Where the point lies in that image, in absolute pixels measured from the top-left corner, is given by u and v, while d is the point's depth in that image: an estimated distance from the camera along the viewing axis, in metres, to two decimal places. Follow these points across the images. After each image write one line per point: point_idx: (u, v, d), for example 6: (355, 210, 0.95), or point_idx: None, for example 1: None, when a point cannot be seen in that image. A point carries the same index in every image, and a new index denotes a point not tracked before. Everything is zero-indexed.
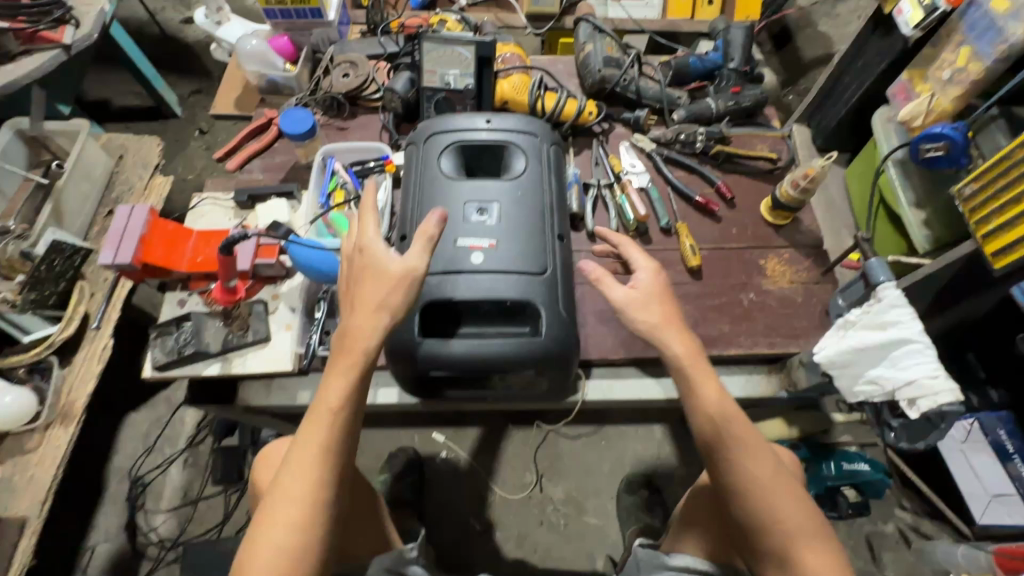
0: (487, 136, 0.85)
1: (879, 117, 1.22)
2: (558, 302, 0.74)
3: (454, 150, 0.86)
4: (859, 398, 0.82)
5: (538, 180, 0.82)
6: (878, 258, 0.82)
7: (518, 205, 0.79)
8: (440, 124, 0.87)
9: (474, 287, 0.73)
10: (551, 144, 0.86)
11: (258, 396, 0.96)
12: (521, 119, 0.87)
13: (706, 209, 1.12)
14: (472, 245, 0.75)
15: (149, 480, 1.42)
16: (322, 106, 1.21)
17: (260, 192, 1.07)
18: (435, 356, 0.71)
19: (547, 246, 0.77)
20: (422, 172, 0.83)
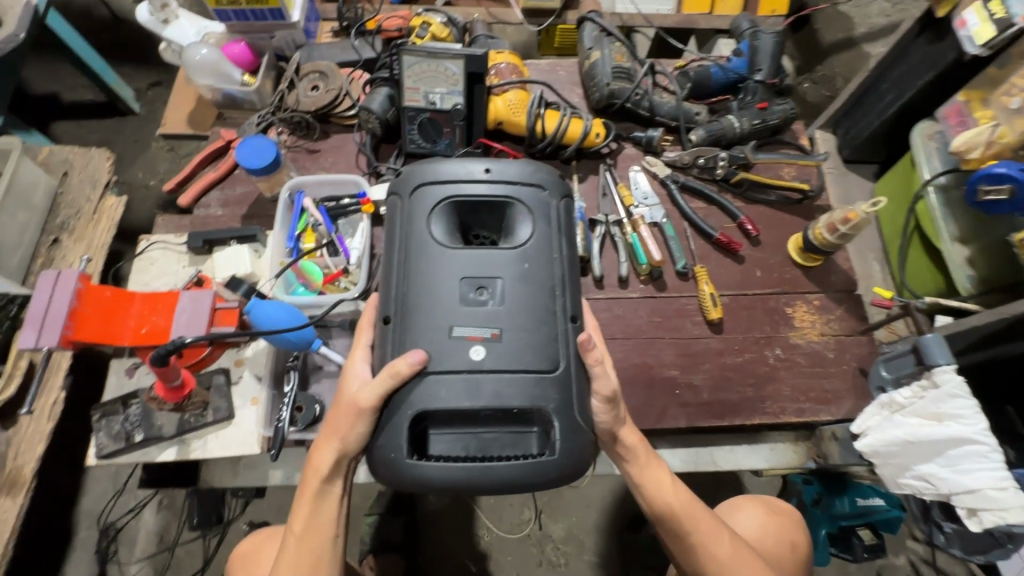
0: (486, 188, 0.70)
1: (920, 135, 1.08)
2: (573, 406, 0.63)
3: (445, 204, 0.71)
4: (905, 491, 0.72)
5: (549, 247, 0.68)
6: (936, 336, 0.69)
7: (525, 282, 0.66)
8: (428, 171, 0.71)
9: (474, 391, 0.61)
10: (562, 197, 0.72)
11: (223, 477, 0.85)
12: (526, 166, 0.72)
13: (727, 248, 0.99)
14: (471, 337, 0.63)
15: (121, 526, 1.32)
16: (289, 125, 1.05)
17: (216, 236, 0.92)
18: (427, 481, 0.59)
19: (560, 334, 0.65)
20: (409, 236, 0.68)
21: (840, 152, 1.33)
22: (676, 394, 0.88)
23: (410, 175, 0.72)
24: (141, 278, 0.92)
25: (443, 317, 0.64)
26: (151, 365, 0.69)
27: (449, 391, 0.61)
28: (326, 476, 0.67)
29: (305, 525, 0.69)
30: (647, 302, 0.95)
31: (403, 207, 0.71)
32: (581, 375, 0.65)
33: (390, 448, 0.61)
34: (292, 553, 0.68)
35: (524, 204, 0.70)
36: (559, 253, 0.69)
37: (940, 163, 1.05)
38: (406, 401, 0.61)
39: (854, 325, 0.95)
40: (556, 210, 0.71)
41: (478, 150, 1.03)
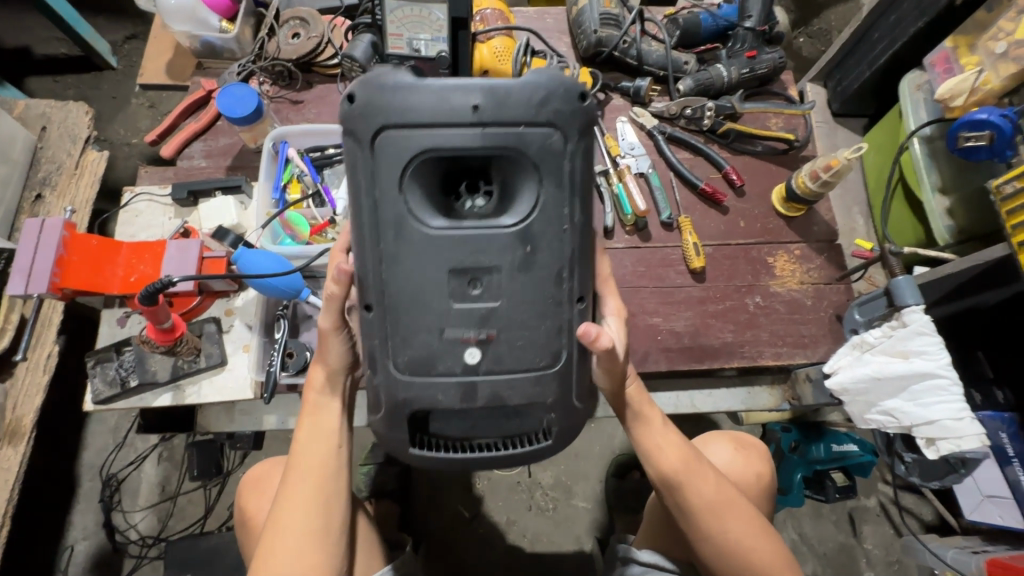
0: (479, 138, 0.55)
1: (908, 83, 1.07)
2: (572, 397, 0.63)
3: (425, 160, 0.57)
4: (870, 426, 0.76)
5: (557, 220, 0.58)
6: (906, 277, 0.72)
7: (524, 270, 0.59)
8: (398, 114, 0.55)
9: (468, 393, 0.60)
10: (576, 143, 0.57)
11: (219, 421, 0.87)
12: (532, 100, 0.55)
13: (712, 199, 1.00)
14: (464, 339, 0.59)
15: (124, 477, 1.37)
16: (270, 74, 1.03)
17: (201, 187, 0.92)
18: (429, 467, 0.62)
19: (561, 327, 0.61)
20: (380, 207, 0.57)
21: (830, 105, 1.32)
22: (658, 340, 0.91)
23: (372, 116, 0.55)
24: (127, 230, 0.92)
25: (434, 316, 0.59)
26: (139, 300, 0.70)
27: (445, 393, 0.60)
28: (320, 392, 0.73)
29: (310, 445, 0.72)
30: (632, 252, 0.96)
31: (370, 167, 0.56)
32: (583, 366, 0.63)
33: (391, 440, 0.62)
34: (294, 483, 0.70)
35: (526, 157, 0.56)
36: (569, 223, 0.59)
37: (926, 113, 1.05)
38: (401, 401, 0.60)
39: (833, 273, 0.97)
40: (569, 161, 0.57)
41: None
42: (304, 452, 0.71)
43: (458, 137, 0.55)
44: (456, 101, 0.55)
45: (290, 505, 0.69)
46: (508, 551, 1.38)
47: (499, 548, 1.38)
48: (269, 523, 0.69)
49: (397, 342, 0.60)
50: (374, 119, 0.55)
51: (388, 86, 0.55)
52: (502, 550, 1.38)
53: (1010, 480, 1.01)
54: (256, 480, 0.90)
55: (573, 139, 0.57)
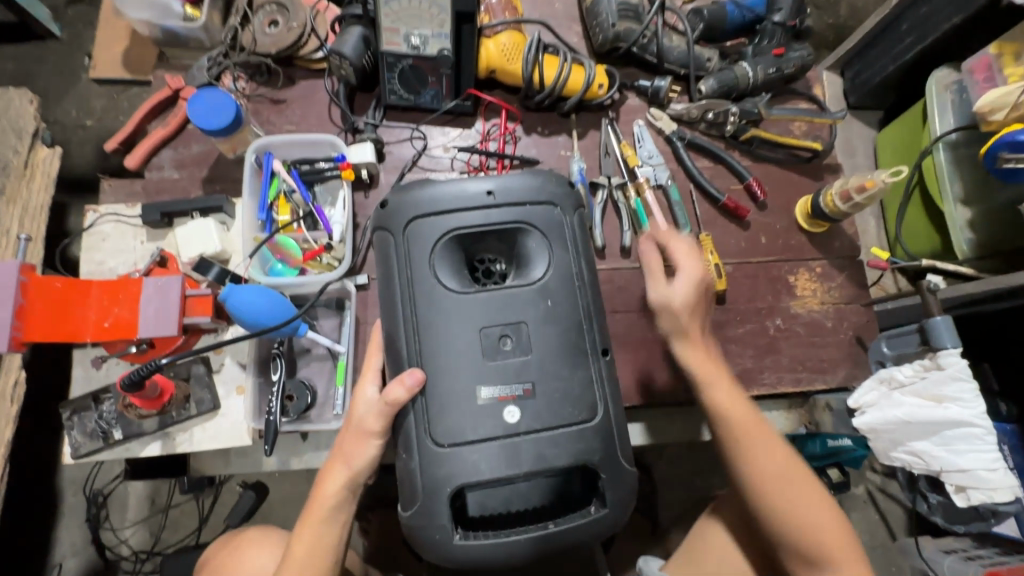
0: (493, 215, 0.63)
1: (937, 83, 1.01)
2: (618, 454, 0.61)
3: (447, 239, 0.63)
4: (893, 463, 0.75)
5: (570, 276, 0.63)
6: (945, 319, 0.69)
7: (550, 321, 0.61)
8: (421, 201, 0.63)
9: (515, 457, 0.58)
10: (574, 213, 0.65)
11: (215, 465, 0.81)
12: (532, 182, 0.64)
13: (734, 213, 0.94)
14: (502, 398, 0.59)
15: (110, 492, 1.31)
16: (247, 69, 0.91)
17: (175, 207, 0.81)
18: (478, 556, 0.58)
19: (592, 379, 0.61)
20: (413, 282, 0.62)
21: (847, 97, 1.25)
22: (677, 367, 0.88)
23: (399, 208, 0.64)
24: (93, 257, 0.81)
25: (467, 379, 0.59)
26: (124, 390, 0.67)
27: (488, 459, 0.58)
28: (331, 508, 0.65)
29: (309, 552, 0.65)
30: (650, 273, 0.91)
31: (402, 249, 0.63)
32: (621, 417, 0.62)
33: (433, 523, 0.58)
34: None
35: (535, 227, 0.64)
36: (581, 279, 0.64)
37: (954, 117, 1.00)
38: (444, 477, 0.58)
39: (854, 292, 0.94)
40: (571, 227, 0.65)
41: (468, 102, 0.92)
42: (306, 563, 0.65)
43: (475, 216, 0.63)
44: (471, 187, 0.64)
45: None
46: None
47: None
48: None
49: (434, 411, 0.59)
50: (403, 210, 0.64)
51: (411, 184, 0.66)
52: None
53: None
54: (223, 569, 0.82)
55: (571, 209, 0.66)
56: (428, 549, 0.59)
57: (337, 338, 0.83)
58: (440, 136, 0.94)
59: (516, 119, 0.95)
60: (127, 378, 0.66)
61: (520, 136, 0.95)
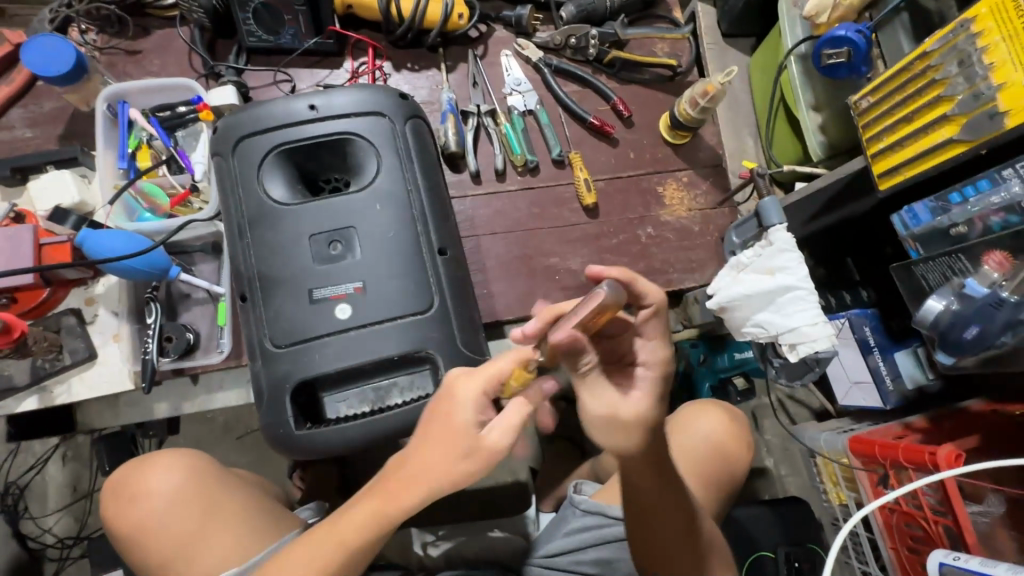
0: (318, 128, 0.67)
1: (783, 2, 1.08)
2: (460, 344, 0.66)
3: (277, 154, 0.68)
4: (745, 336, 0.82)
5: (398, 181, 0.67)
6: (771, 199, 0.79)
7: (378, 223, 0.66)
8: (248, 121, 0.67)
9: (356, 348, 0.63)
10: (404, 121, 0.69)
11: (104, 416, 0.83)
12: (356, 96, 0.68)
13: (602, 131, 0.99)
14: (335, 296, 0.64)
15: (26, 482, 1.28)
16: (94, 20, 0.88)
17: (28, 161, 0.80)
18: (321, 443, 0.63)
19: (428, 275, 0.66)
20: (244, 200, 0.66)
21: (720, 25, 1.32)
22: (557, 280, 0.93)
23: (226, 129, 0.68)
24: None
25: (301, 281, 0.64)
26: None
27: (325, 353, 0.63)
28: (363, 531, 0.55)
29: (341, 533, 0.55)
30: (526, 194, 0.95)
31: (232, 169, 0.67)
32: (462, 308, 0.67)
33: (279, 421, 0.63)
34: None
35: (363, 137, 0.68)
36: (411, 184, 0.68)
37: (801, 31, 1.07)
38: (285, 374, 0.63)
39: (717, 197, 1.01)
40: (401, 137, 0.69)
41: (331, 41, 0.92)
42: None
43: (302, 129, 0.67)
44: (295, 106, 0.67)
45: None
46: None
47: None
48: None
49: (273, 317, 0.64)
50: (231, 132, 0.67)
51: (243, 107, 0.69)
52: None
53: (871, 368, 1.10)
54: (116, 488, 0.74)
55: (401, 118, 0.69)
56: (279, 446, 0.63)
57: (216, 280, 0.84)
58: (308, 78, 0.94)
59: (383, 56, 0.97)
60: None
61: (389, 72, 0.96)
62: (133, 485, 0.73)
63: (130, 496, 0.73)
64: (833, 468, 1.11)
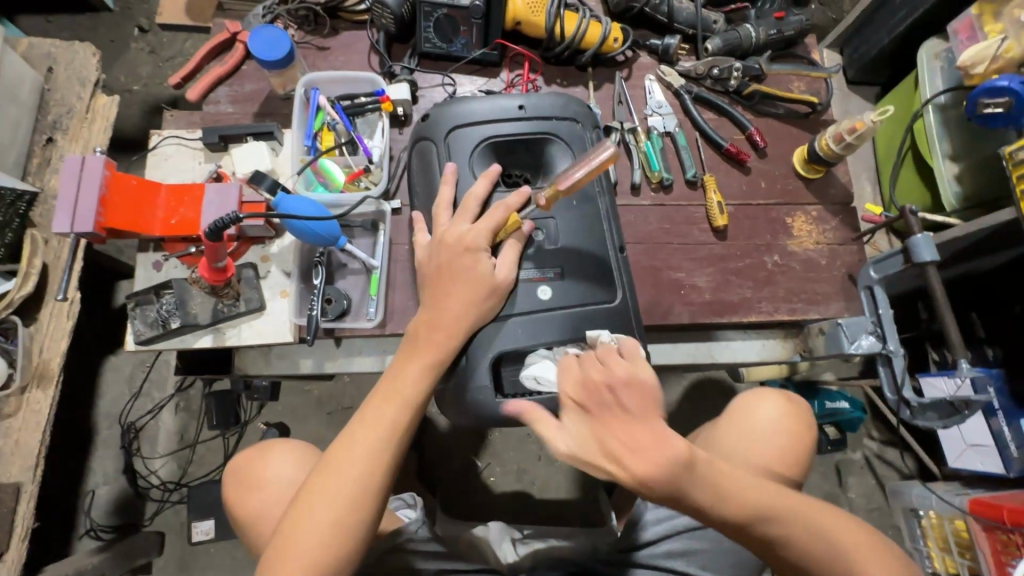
0: (523, 127, 0.78)
1: (927, 52, 1.09)
2: (631, 333, 0.75)
3: (486, 147, 0.79)
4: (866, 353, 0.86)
5: (590, 182, 0.79)
6: (924, 236, 0.80)
7: (573, 219, 0.77)
8: (464, 116, 0.78)
9: (548, 326, 0.73)
10: (593, 128, 0.80)
11: (256, 364, 0.91)
12: (557, 103, 0.79)
13: (736, 158, 1.02)
14: (535, 279, 0.74)
15: (141, 425, 1.39)
16: (296, 19, 1.01)
17: (233, 131, 0.91)
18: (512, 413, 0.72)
19: (613, 270, 0.76)
20: (458, 182, 0.77)
21: (846, 71, 1.34)
22: (682, 295, 0.95)
23: (443, 121, 0.79)
24: (157, 174, 0.91)
25: None
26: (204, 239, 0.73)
27: (523, 328, 0.73)
28: (414, 391, 0.68)
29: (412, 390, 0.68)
30: (657, 209, 0.99)
31: (448, 156, 0.78)
32: (636, 301, 0.77)
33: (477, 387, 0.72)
34: (345, 446, 0.65)
35: (560, 139, 0.79)
36: (599, 187, 0.79)
37: (942, 82, 1.08)
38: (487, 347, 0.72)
39: (847, 234, 1.01)
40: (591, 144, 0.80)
41: (495, 52, 1.01)
42: (347, 490, 0.63)
43: (509, 127, 0.79)
44: (505, 106, 0.79)
45: (334, 477, 0.64)
46: (518, 498, 1.43)
47: (509, 496, 1.42)
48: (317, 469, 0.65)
49: None
50: (448, 125, 0.78)
51: (454, 103, 0.81)
52: (512, 498, 1.42)
53: (993, 431, 1.07)
54: (244, 475, 0.82)
55: (591, 125, 0.81)
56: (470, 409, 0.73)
57: (371, 254, 0.91)
58: (468, 83, 1.03)
59: (537, 70, 1.04)
60: (211, 223, 0.72)
61: (540, 85, 1.04)
62: (255, 471, 0.82)
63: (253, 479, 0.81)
64: (944, 528, 1.07)
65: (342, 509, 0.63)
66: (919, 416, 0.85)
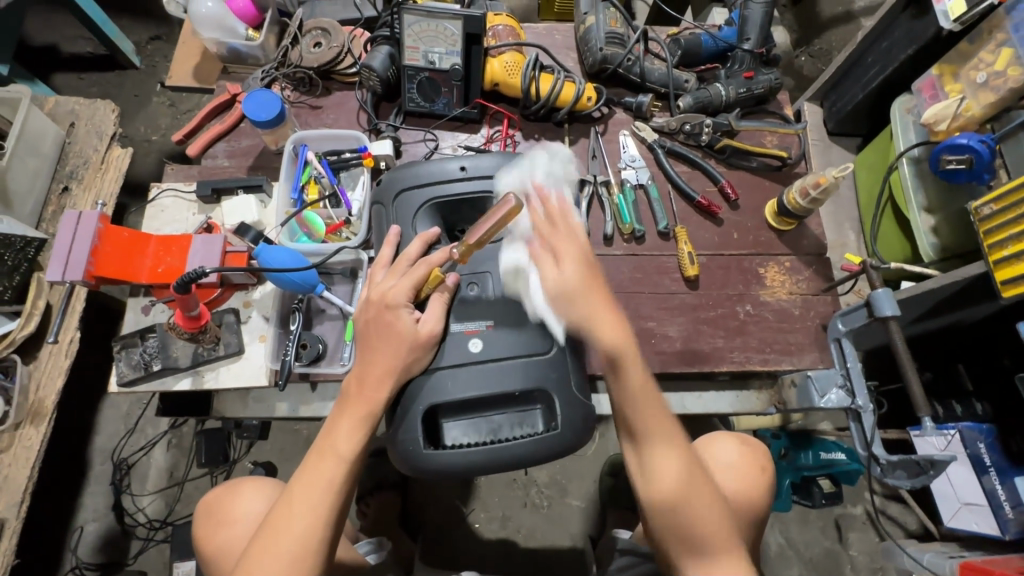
0: (467, 186, 0.82)
1: (899, 107, 1.12)
2: (569, 384, 0.75)
3: (432, 204, 0.83)
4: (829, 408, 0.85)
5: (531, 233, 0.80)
6: (885, 290, 0.80)
7: (511, 270, 0.78)
8: (411, 177, 0.82)
9: (474, 379, 0.72)
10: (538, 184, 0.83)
11: (234, 407, 0.93)
12: (501, 162, 0.83)
13: (707, 211, 1.05)
14: (468, 331, 0.74)
15: (133, 462, 1.42)
16: (292, 81, 1.09)
17: (225, 184, 0.97)
18: (442, 464, 0.73)
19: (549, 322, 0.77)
20: (405, 239, 0.81)
21: (826, 124, 1.38)
22: (653, 343, 0.96)
23: (393, 182, 0.83)
24: (153, 224, 0.97)
25: None
26: (174, 291, 0.76)
27: (454, 381, 0.73)
28: (352, 447, 0.69)
29: (351, 447, 0.69)
30: (630, 259, 1.02)
31: (396, 215, 0.83)
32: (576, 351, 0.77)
33: (411, 440, 0.73)
34: (289, 501, 0.67)
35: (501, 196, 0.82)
36: None
37: (915, 136, 1.10)
38: (416, 398, 0.73)
39: (821, 284, 1.02)
40: None
41: (475, 110, 1.07)
42: (289, 549, 0.65)
43: (454, 185, 0.82)
44: (449, 166, 0.82)
45: (273, 539, 0.65)
46: (503, 546, 1.40)
47: (494, 544, 1.40)
48: (263, 529, 0.67)
49: None
50: (395, 186, 0.83)
51: (406, 164, 0.85)
52: (497, 546, 1.40)
53: (986, 490, 1.02)
54: (209, 512, 0.84)
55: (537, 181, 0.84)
56: (407, 460, 0.74)
57: (348, 301, 0.94)
58: (450, 139, 1.08)
59: (516, 126, 1.10)
60: (182, 275, 0.76)
61: (519, 140, 1.09)
62: (224, 509, 0.83)
63: (218, 519, 0.83)
64: None
65: (288, 568, 0.64)
66: (888, 473, 0.79)
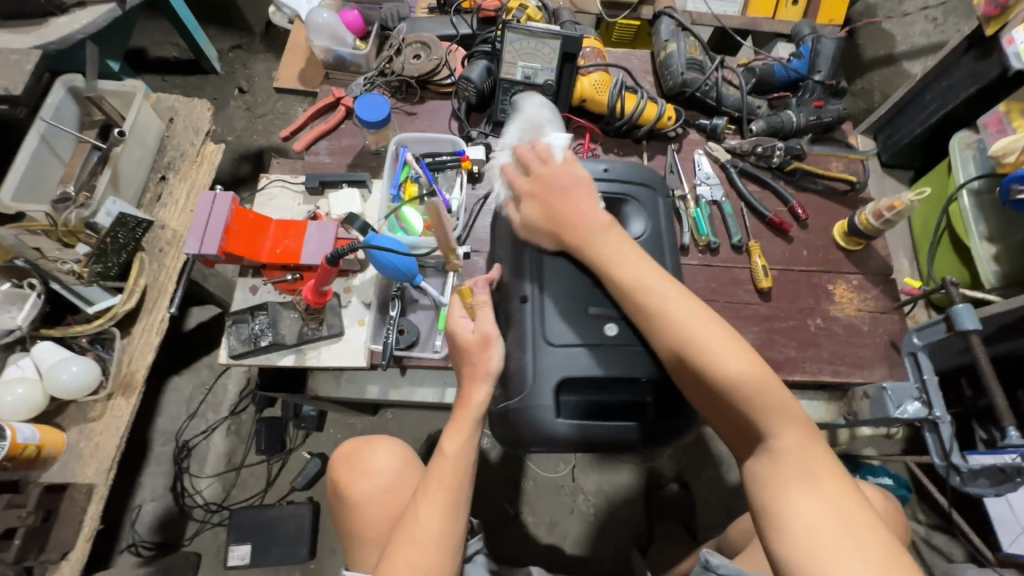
0: (606, 184, 0.88)
1: (958, 142, 1.18)
2: None
3: None
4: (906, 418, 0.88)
5: (658, 236, 0.87)
6: (965, 305, 0.84)
7: None
8: None
9: (605, 358, 0.77)
10: (663, 196, 0.91)
11: (328, 386, 0.99)
12: (636, 169, 0.90)
13: (779, 228, 1.10)
14: (604, 316, 0.79)
15: (193, 445, 1.46)
16: (391, 88, 1.18)
17: (331, 178, 1.04)
18: (568, 435, 0.76)
19: None
20: None
21: (880, 156, 1.43)
22: None
23: None
24: (260, 212, 1.04)
25: (576, 298, 0.80)
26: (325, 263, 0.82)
27: (589, 358, 0.77)
28: (462, 450, 0.73)
29: (459, 452, 0.73)
30: (704, 269, 1.07)
31: None
32: None
33: (538, 412, 0.76)
34: (420, 506, 0.72)
35: (636, 198, 0.88)
36: (665, 243, 0.87)
37: (975, 169, 1.16)
38: (550, 368, 0.77)
39: (888, 303, 1.06)
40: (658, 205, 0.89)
41: (562, 123, 1.14)
42: (427, 550, 0.69)
43: (594, 182, 0.88)
44: (592, 165, 0.89)
45: (409, 542, 0.70)
46: (551, 552, 1.41)
47: (543, 548, 1.41)
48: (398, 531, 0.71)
49: (548, 318, 0.79)
50: None
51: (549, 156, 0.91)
52: (547, 550, 1.41)
53: None
54: (346, 457, 0.92)
55: (662, 193, 0.91)
56: (528, 428, 0.77)
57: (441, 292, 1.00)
58: None
59: (597, 140, 1.17)
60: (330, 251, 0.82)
61: (600, 153, 1.16)
62: (359, 459, 0.92)
63: (356, 468, 0.91)
64: None
65: (433, 555, 0.69)
66: (971, 482, 0.86)
